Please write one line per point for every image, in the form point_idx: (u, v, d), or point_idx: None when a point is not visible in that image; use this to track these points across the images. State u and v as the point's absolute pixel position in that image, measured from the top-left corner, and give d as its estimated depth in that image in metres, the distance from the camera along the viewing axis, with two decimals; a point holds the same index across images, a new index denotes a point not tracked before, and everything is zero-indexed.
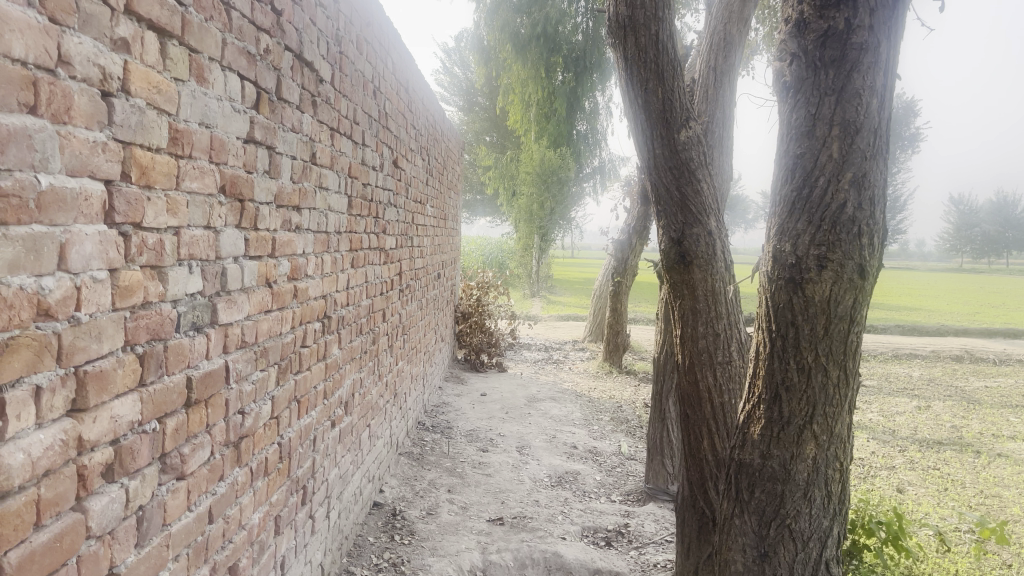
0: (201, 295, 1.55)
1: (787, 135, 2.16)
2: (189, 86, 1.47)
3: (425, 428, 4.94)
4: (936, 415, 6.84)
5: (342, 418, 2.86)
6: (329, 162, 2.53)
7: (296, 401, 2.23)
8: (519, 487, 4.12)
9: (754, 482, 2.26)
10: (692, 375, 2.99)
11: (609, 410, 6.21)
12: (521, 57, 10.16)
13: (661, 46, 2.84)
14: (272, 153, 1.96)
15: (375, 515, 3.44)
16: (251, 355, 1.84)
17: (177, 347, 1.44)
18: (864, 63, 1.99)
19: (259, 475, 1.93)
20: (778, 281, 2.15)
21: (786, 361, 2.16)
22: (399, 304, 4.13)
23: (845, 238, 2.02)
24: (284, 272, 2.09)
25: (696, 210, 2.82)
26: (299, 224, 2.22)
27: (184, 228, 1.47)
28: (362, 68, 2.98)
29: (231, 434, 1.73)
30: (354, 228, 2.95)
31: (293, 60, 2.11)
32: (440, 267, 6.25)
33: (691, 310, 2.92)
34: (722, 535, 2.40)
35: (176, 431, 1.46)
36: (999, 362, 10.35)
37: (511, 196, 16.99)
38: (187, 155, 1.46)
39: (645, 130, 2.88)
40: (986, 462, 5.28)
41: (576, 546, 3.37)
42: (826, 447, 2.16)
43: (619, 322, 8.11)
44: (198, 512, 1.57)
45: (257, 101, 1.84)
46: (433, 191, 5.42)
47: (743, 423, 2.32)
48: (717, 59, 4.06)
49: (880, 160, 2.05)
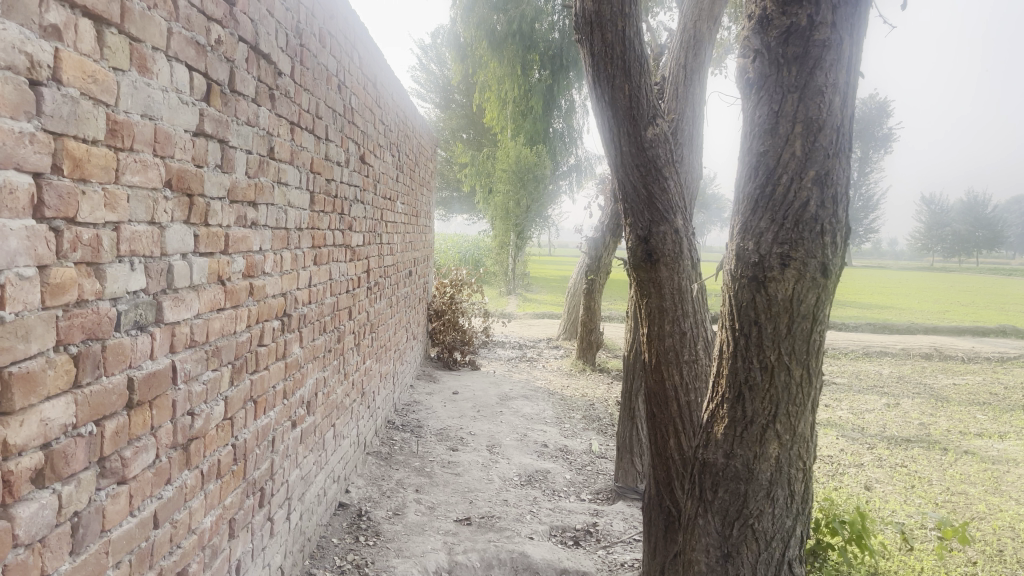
0: (145, 293, 1.50)
1: (750, 132, 2.15)
2: (130, 76, 1.42)
3: (395, 427, 4.89)
4: (906, 412, 6.90)
5: (304, 418, 2.81)
6: (289, 157, 2.48)
7: (252, 401, 2.18)
8: (488, 486, 4.09)
9: (717, 482, 2.24)
10: (659, 374, 2.98)
11: (581, 408, 6.19)
12: (497, 54, 10.11)
13: (628, 42, 2.80)
14: (225, 146, 1.91)
15: (340, 516, 3.39)
16: (201, 355, 1.79)
17: (116, 347, 1.39)
18: (827, 60, 1.98)
19: (211, 478, 1.89)
20: (741, 280, 2.14)
21: (749, 360, 2.14)
22: (366, 302, 4.08)
23: (807, 238, 2.01)
24: (238, 269, 2.04)
25: (662, 208, 2.80)
26: (256, 220, 2.17)
27: (125, 223, 1.41)
28: (325, 61, 2.93)
29: (179, 436, 1.68)
30: (317, 224, 2.90)
31: (248, 51, 2.05)
32: (413, 264, 6.20)
33: (657, 309, 2.91)
34: (686, 535, 2.38)
35: (116, 433, 1.40)
36: (968, 360, 10.48)
37: (486, 193, 16.94)
38: (127, 147, 1.41)
39: (612, 127, 2.85)
40: (953, 460, 5.33)
41: (543, 546, 3.35)
42: (788, 446, 2.15)
43: (592, 320, 8.10)
44: (141, 517, 1.52)
45: (207, 93, 1.79)
46: (404, 187, 5.38)
47: (707, 422, 2.31)
48: (687, 57, 4.06)
49: (843, 158, 2.03)
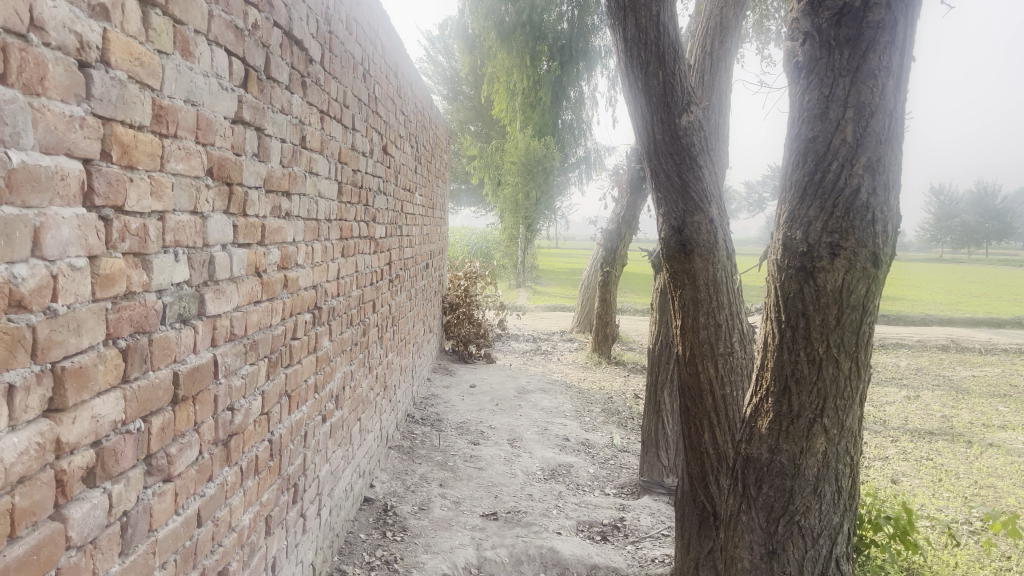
0: (189, 285, 1.45)
1: (798, 117, 2.09)
2: (174, 60, 1.36)
3: (415, 420, 4.85)
4: (926, 405, 6.84)
5: (333, 412, 2.77)
6: (319, 147, 2.43)
7: (287, 396, 2.14)
8: (512, 480, 4.04)
9: (761, 478, 2.19)
10: (693, 367, 2.91)
11: (599, 401, 6.14)
12: (507, 45, 10.05)
13: (662, 27, 2.75)
14: (261, 135, 1.86)
15: (366, 511, 3.36)
16: (240, 349, 1.74)
17: (162, 340, 1.34)
18: (880, 43, 1.92)
19: (249, 475, 1.84)
20: (788, 270, 2.08)
21: (796, 353, 2.09)
22: (388, 294, 4.03)
23: (859, 225, 1.95)
24: (274, 261, 1.99)
25: (697, 197, 2.73)
26: (290, 211, 2.12)
27: (170, 212, 1.37)
28: (351, 49, 2.87)
29: (220, 432, 1.64)
30: (345, 215, 2.85)
31: (283, 37, 2.00)
32: (429, 257, 6.15)
33: (691, 300, 2.83)
34: (728, 532, 2.33)
35: (162, 430, 1.36)
36: (985, 351, 10.39)
37: (496, 185, 16.90)
38: (172, 133, 1.36)
39: (645, 115, 2.80)
40: (979, 452, 5.27)
41: (572, 541, 3.30)
42: (836, 441, 2.10)
43: (608, 313, 8.04)
44: (186, 516, 1.47)
45: (245, 79, 1.73)
46: (421, 178, 5.31)
47: (750, 416, 2.25)
48: (713, 44, 4.00)
49: (895, 144, 1.97)
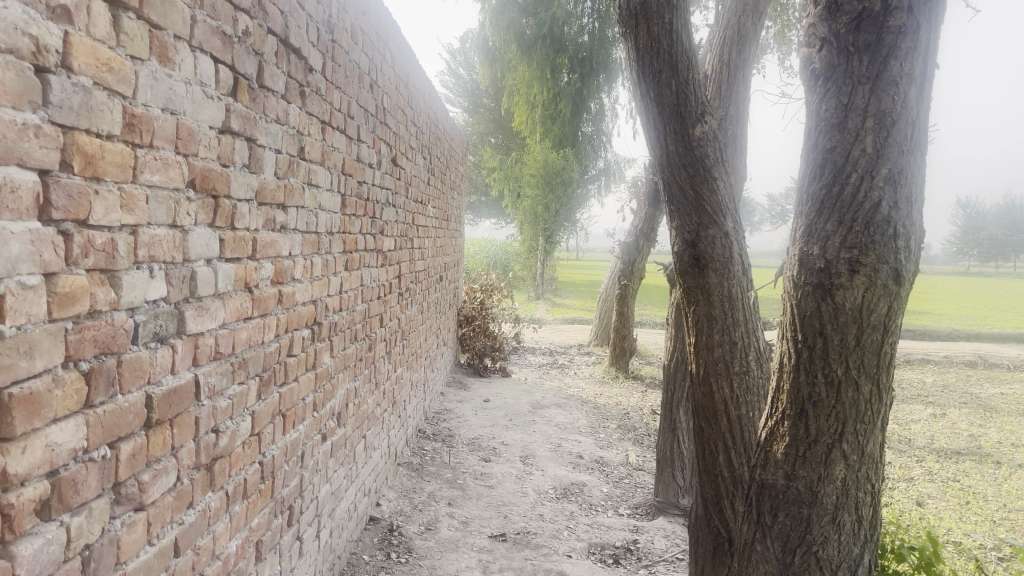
0: (165, 302, 1.38)
1: (815, 127, 1.99)
2: (150, 66, 1.30)
3: (426, 436, 4.77)
4: (953, 423, 6.65)
5: (334, 431, 2.69)
6: (319, 157, 2.36)
7: (281, 415, 2.06)
8: (523, 500, 3.94)
9: (777, 506, 2.08)
10: (707, 386, 2.80)
11: (616, 417, 6.02)
12: (526, 57, 10.03)
13: (675, 35, 2.66)
14: (253, 145, 1.79)
15: (371, 530, 3.27)
16: (227, 368, 1.67)
17: (133, 361, 1.27)
18: (902, 48, 1.82)
19: (237, 499, 1.76)
20: (805, 287, 1.98)
21: (813, 374, 1.98)
22: (398, 308, 3.96)
23: (879, 240, 1.84)
24: (267, 276, 1.92)
25: (711, 210, 2.64)
26: (285, 224, 2.05)
27: (144, 226, 1.30)
28: (357, 59, 2.81)
29: (203, 456, 1.56)
30: (348, 228, 2.78)
31: (278, 45, 1.94)
32: (443, 269, 6.07)
33: (706, 317, 2.73)
34: (743, 562, 2.22)
35: (133, 456, 1.29)
36: (1014, 368, 10.12)
37: (515, 198, 16.83)
38: (146, 143, 1.29)
39: (658, 125, 2.71)
40: (1008, 474, 5.09)
41: (582, 565, 3.19)
42: (856, 468, 1.98)
43: (625, 327, 7.93)
44: (161, 546, 1.40)
45: (234, 88, 1.67)
46: (434, 190, 5.24)
47: (765, 440, 2.15)
48: (731, 53, 3.90)
49: (918, 155, 1.87)
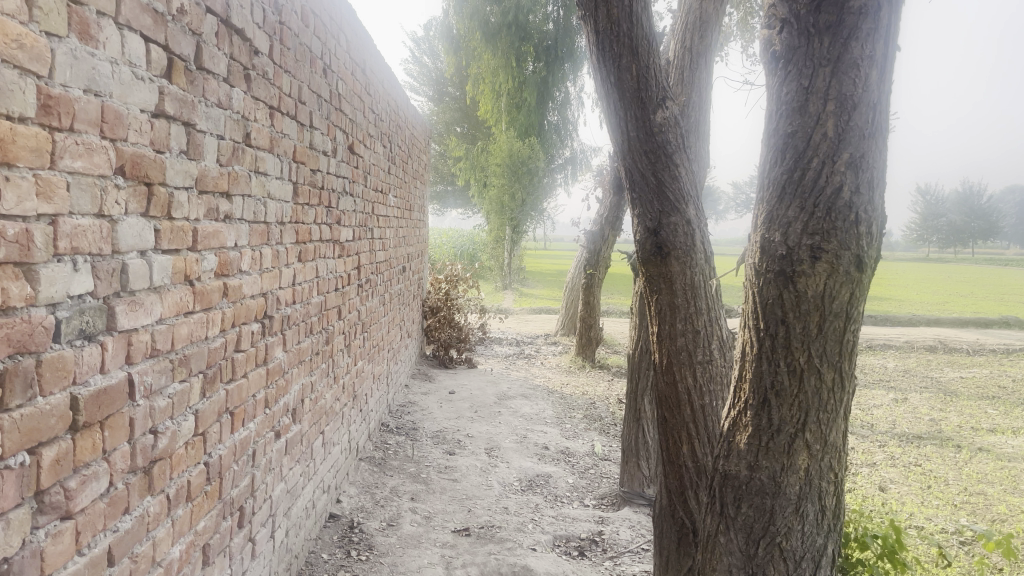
0: (92, 297, 1.30)
1: (775, 111, 1.95)
2: (69, 43, 1.21)
3: (389, 430, 4.69)
4: (914, 408, 6.73)
5: (289, 427, 2.61)
6: (267, 144, 2.26)
7: (228, 413, 1.98)
8: (487, 493, 3.89)
9: (740, 497, 2.04)
10: (671, 376, 2.77)
11: (582, 407, 5.99)
12: (492, 45, 9.87)
13: (634, 18, 2.61)
14: (191, 130, 1.70)
15: (331, 528, 3.20)
16: (165, 366, 1.58)
17: (55, 361, 1.19)
18: (863, 30, 1.78)
19: (179, 503, 1.68)
20: (766, 275, 1.94)
21: (775, 363, 1.95)
22: (357, 300, 3.87)
23: (841, 227, 1.81)
24: (210, 268, 1.83)
25: (672, 197, 2.59)
26: (230, 214, 1.96)
27: (65, 215, 1.21)
28: (308, 42, 2.71)
29: (139, 459, 1.48)
30: (302, 218, 2.69)
31: (218, 25, 1.84)
32: (406, 260, 5.98)
33: (668, 306, 2.69)
34: (706, 554, 2.19)
35: (57, 462, 1.20)
36: (973, 352, 10.30)
37: (481, 187, 16.70)
38: (66, 127, 1.21)
39: (618, 111, 2.66)
40: (968, 458, 5.16)
41: (547, 558, 3.15)
42: (819, 457, 1.96)
43: (591, 316, 7.90)
44: (92, 556, 1.32)
45: (169, 69, 1.58)
46: (396, 179, 5.15)
47: (727, 430, 2.11)
48: (692, 39, 3.87)
49: (879, 139, 1.84)
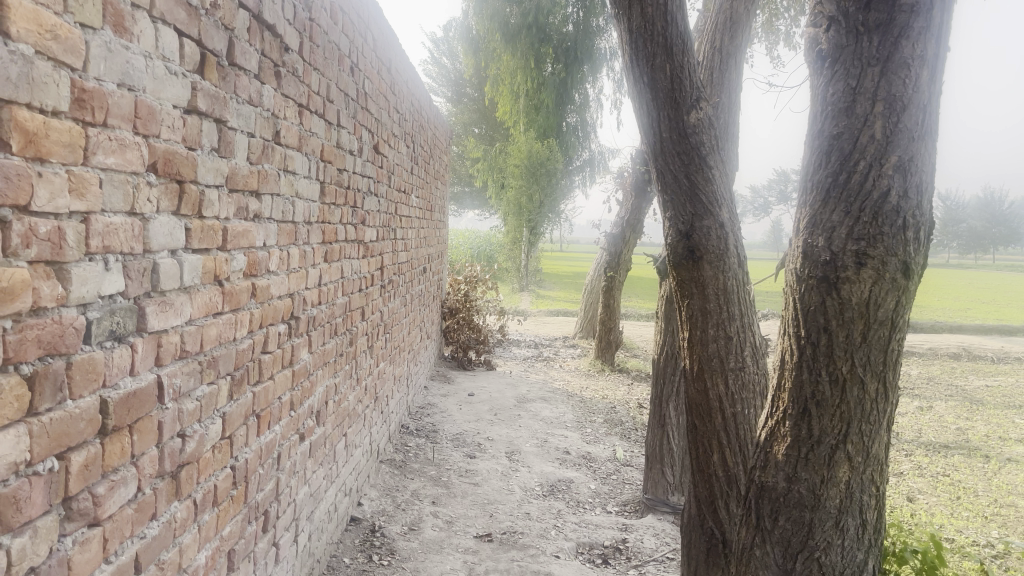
0: (123, 298, 1.26)
1: (820, 112, 1.89)
2: (103, 36, 1.17)
3: (409, 432, 4.66)
4: (940, 416, 6.62)
5: (313, 430, 2.57)
6: (296, 143, 2.23)
7: (254, 416, 1.94)
8: (509, 498, 3.84)
9: (778, 509, 1.98)
10: (702, 383, 2.70)
11: (602, 411, 5.93)
12: (511, 47, 9.81)
13: (669, 17, 2.55)
14: (222, 127, 1.66)
15: (352, 531, 3.16)
16: (194, 368, 1.55)
17: (85, 363, 1.15)
18: (915, 28, 1.72)
19: (206, 508, 1.65)
20: (808, 281, 1.88)
21: (816, 372, 1.89)
22: (380, 301, 3.83)
23: (888, 231, 1.75)
24: (239, 268, 1.80)
25: (706, 200, 2.53)
26: (259, 213, 1.92)
27: (97, 213, 1.17)
28: (337, 40, 2.68)
29: (167, 463, 1.44)
30: (328, 217, 2.66)
31: (250, 20, 1.80)
32: (427, 261, 5.94)
33: (700, 311, 2.63)
34: (740, 567, 2.13)
35: (85, 467, 1.17)
36: (997, 360, 10.15)
37: (499, 188, 16.65)
38: (100, 122, 1.17)
39: (651, 112, 2.60)
40: (997, 468, 5.06)
41: (570, 566, 3.10)
42: (860, 470, 1.89)
43: (611, 319, 7.83)
44: (119, 563, 1.28)
45: (201, 64, 1.54)
46: (418, 179, 5.12)
47: (764, 440, 2.05)
48: (723, 40, 3.81)
49: (928, 142, 1.77)
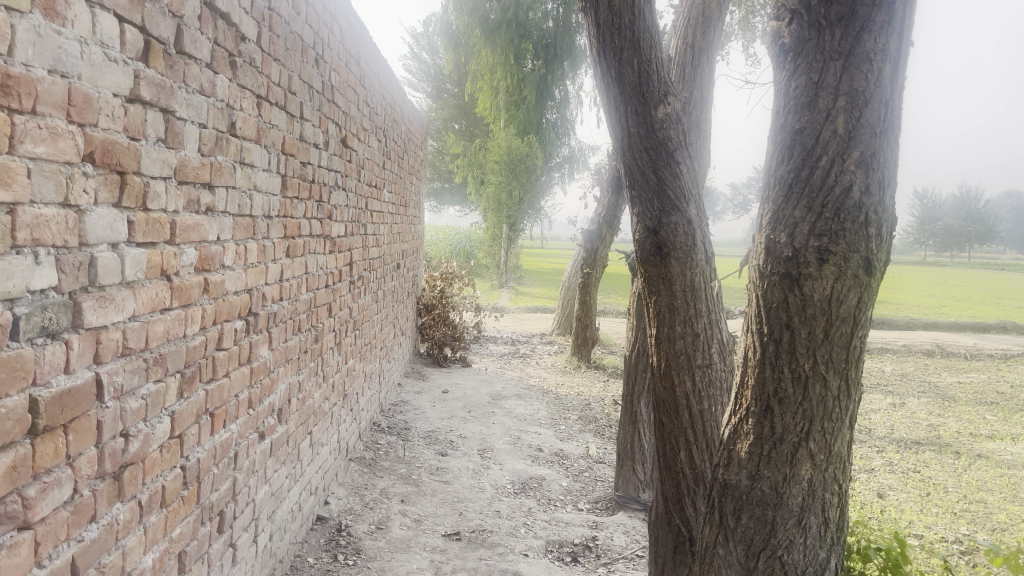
0: (56, 293, 1.22)
1: (783, 107, 1.87)
2: (33, 20, 1.12)
3: (380, 429, 4.62)
4: (912, 412, 6.67)
5: (274, 428, 2.52)
6: (253, 135, 2.18)
7: (207, 414, 1.90)
8: (479, 495, 3.81)
9: (740, 508, 1.97)
10: (669, 379, 2.69)
11: (577, 408, 5.92)
12: (491, 42, 9.74)
13: (637, 10, 2.53)
14: (170, 117, 1.61)
15: (318, 531, 3.12)
16: (138, 365, 1.50)
17: (13, 361, 1.11)
18: (876, 22, 1.71)
19: (152, 509, 1.60)
20: (771, 277, 1.86)
21: (779, 369, 1.87)
22: (349, 297, 3.78)
23: (850, 228, 1.73)
24: (189, 263, 1.75)
25: (673, 196, 2.50)
26: (212, 206, 1.87)
27: (25, 204, 1.13)
28: (299, 30, 2.63)
29: (108, 463, 1.40)
30: (290, 212, 2.61)
31: (201, 7, 1.75)
32: (401, 256, 5.89)
33: (667, 307, 2.61)
34: (704, 565, 2.11)
35: (14, 469, 1.12)
36: (970, 357, 10.25)
37: (478, 184, 16.59)
38: (28, 109, 1.12)
39: (619, 106, 2.57)
40: (967, 464, 5.10)
41: (539, 564, 3.07)
42: (823, 468, 1.88)
43: (587, 316, 7.81)
44: (54, 567, 1.24)
45: (146, 51, 1.49)
46: (391, 173, 5.06)
47: (728, 438, 2.04)
48: (695, 35, 3.78)
49: (891, 137, 1.76)
